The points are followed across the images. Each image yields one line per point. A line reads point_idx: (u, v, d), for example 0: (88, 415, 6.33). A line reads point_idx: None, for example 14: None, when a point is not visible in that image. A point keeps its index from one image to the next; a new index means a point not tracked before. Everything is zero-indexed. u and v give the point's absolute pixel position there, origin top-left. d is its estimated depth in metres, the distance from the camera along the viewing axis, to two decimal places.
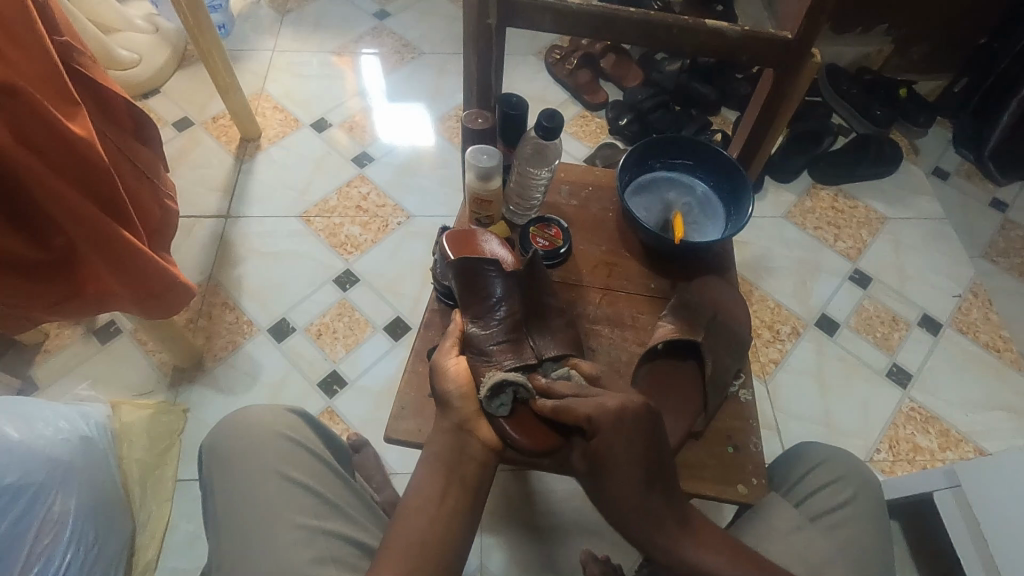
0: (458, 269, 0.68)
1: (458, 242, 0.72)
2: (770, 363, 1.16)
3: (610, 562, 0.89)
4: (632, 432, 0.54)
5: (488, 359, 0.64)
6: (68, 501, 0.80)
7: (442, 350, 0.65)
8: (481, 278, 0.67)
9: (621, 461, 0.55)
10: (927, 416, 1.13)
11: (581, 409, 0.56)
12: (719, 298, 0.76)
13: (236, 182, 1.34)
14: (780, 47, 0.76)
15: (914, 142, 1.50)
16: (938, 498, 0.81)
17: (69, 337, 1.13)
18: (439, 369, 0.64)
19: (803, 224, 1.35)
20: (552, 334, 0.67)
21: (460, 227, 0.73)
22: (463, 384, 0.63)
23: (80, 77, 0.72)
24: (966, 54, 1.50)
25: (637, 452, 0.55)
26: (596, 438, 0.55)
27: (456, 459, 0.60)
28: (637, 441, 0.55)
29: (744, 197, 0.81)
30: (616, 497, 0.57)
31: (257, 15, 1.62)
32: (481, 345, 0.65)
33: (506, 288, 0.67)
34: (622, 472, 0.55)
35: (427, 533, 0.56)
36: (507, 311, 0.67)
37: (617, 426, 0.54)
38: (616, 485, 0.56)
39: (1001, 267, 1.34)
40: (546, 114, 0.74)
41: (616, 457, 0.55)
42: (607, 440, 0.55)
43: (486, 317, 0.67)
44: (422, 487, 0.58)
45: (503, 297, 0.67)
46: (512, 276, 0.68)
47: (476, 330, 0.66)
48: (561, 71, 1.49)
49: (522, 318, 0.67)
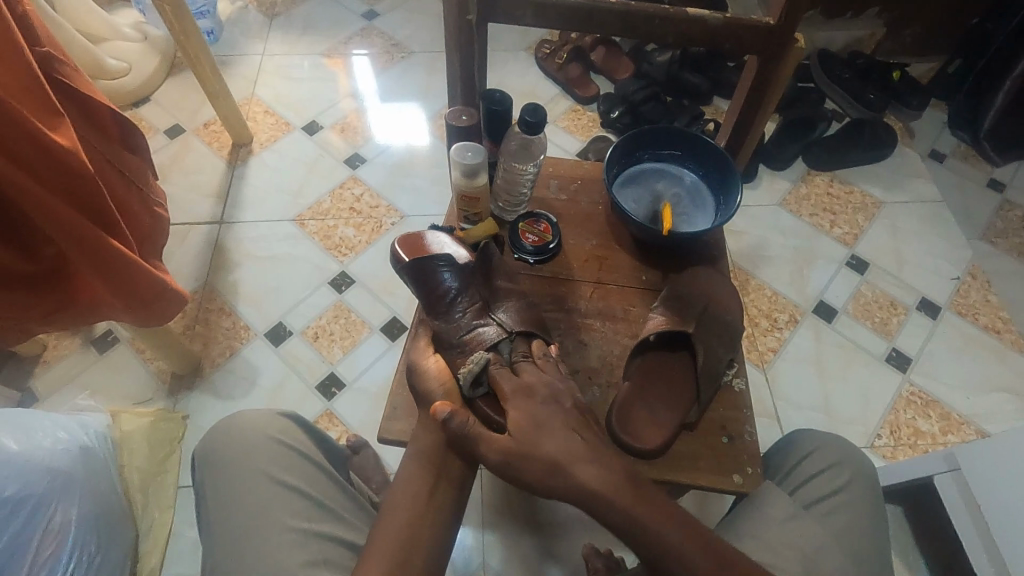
0: (412, 270, 0.70)
1: (409, 245, 0.73)
2: (768, 351, 1.16)
3: (611, 555, 0.91)
4: (543, 399, 0.59)
5: (461, 349, 0.65)
6: (69, 511, 0.80)
7: (420, 351, 0.67)
8: (433, 275, 0.69)
9: (537, 420, 0.57)
10: (927, 401, 1.12)
11: (501, 385, 0.61)
12: (711, 289, 0.76)
13: (230, 187, 1.34)
14: (764, 33, 0.75)
15: (909, 125, 1.49)
16: (939, 483, 0.80)
17: (67, 348, 1.13)
18: (418, 369, 0.65)
19: (799, 211, 1.34)
20: (513, 309, 0.69)
21: (410, 231, 0.74)
22: (445, 382, 0.64)
23: (63, 87, 0.72)
24: (960, 35, 1.48)
25: (551, 411, 0.58)
26: (512, 408, 0.58)
27: (443, 458, 0.60)
28: (545, 407, 0.58)
29: (733, 186, 0.81)
30: (542, 463, 0.55)
31: (246, 19, 1.62)
32: (449, 338, 0.66)
33: (460, 280, 0.69)
34: (538, 431, 0.56)
35: (413, 533, 0.56)
36: (468, 302, 0.68)
37: (524, 395, 0.59)
38: (548, 451, 0.55)
39: (1000, 248, 1.33)
40: (529, 108, 0.73)
41: (533, 420, 0.57)
42: (517, 406, 0.58)
43: (450, 312, 0.68)
44: (415, 486, 0.59)
45: (460, 288, 0.69)
46: (462, 267, 0.70)
47: (442, 326, 0.67)
48: (551, 66, 1.48)
49: (484, 304, 0.69)
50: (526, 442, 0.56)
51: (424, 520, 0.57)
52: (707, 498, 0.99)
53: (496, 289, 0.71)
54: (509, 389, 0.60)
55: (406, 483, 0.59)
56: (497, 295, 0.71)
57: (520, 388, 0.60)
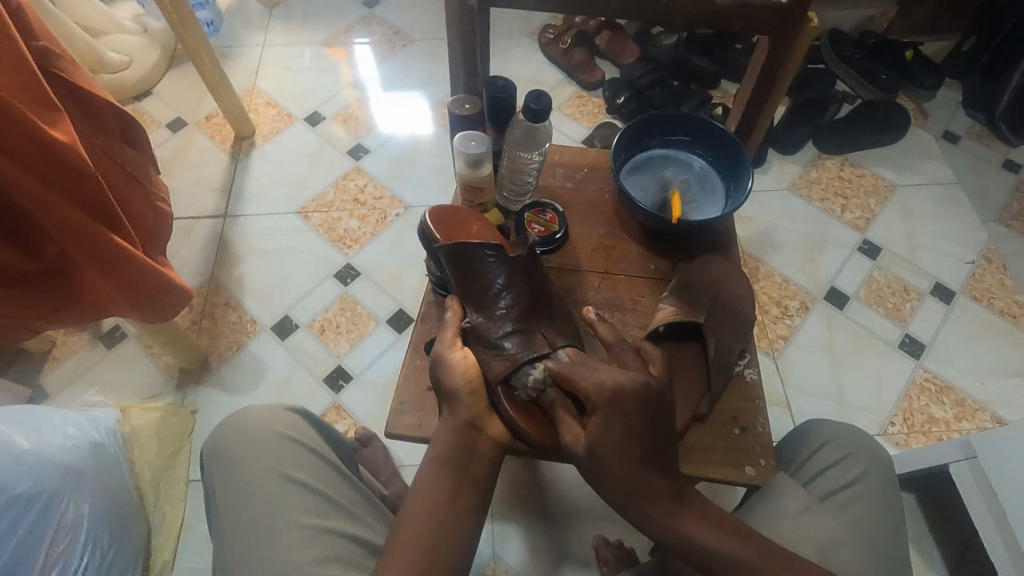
0: (458, 254, 0.67)
1: (448, 223, 0.70)
2: (779, 339, 1.14)
3: (622, 545, 0.92)
4: (634, 410, 0.54)
5: (499, 353, 0.63)
6: (82, 506, 0.80)
7: (447, 342, 0.64)
8: (481, 264, 0.67)
9: (618, 447, 0.54)
10: (941, 387, 1.11)
11: (583, 384, 0.56)
12: (722, 277, 0.75)
13: (233, 180, 1.33)
14: (774, 12, 0.73)
15: (922, 106, 1.46)
16: (955, 471, 0.79)
17: (75, 344, 1.13)
18: (446, 364, 0.63)
19: (809, 196, 1.32)
20: (558, 326, 0.67)
21: (447, 205, 0.72)
22: (473, 381, 0.62)
23: (60, 82, 0.70)
24: (974, 13, 1.45)
25: (637, 428, 0.54)
26: (595, 416, 0.55)
27: (465, 456, 0.59)
28: (640, 417, 0.54)
29: (744, 172, 0.79)
30: (616, 483, 0.55)
31: (245, 10, 1.60)
32: (488, 334, 0.65)
33: (508, 277, 0.67)
34: (620, 448, 0.54)
35: (440, 532, 0.56)
36: (513, 300, 0.67)
37: (615, 402, 0.54)
38: (616, 473, 0.54)
39: (1015, 231, 1.30)
40: (532, 96, 0.71)
41: (616, 438, 0.54)
42: (602, 420, 0.54)
43: (492, 307, 0.67)
44: (438, 486, 0.58)
45: (505, 284, 0.67)
46: (512, 263, 0.68)
47: (482, 321, 0.66)
48: (555, 51, 1.46)
49: (528, 305, 0.67)
50: (598, 459, 0.55)
51: (452, 519, 0.57)
52: (719, 489, 0.98)
53: (540, 292, 0.68)
54: (592, 395, 0.55)
55: (427, 483, 0.58)
56: (541, 298, 0.68)
57: (608, 393, 0.54)
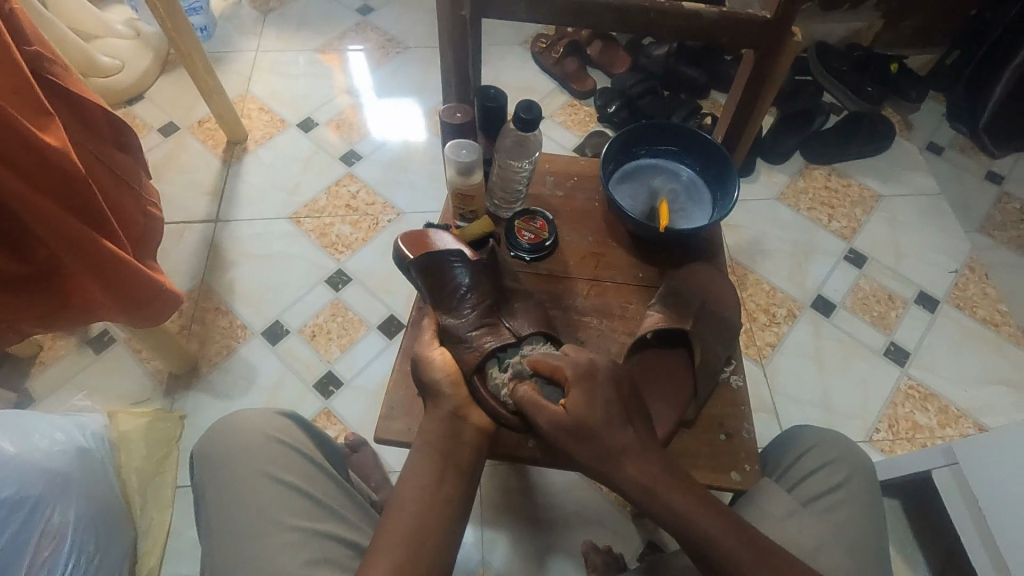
0: (425, 264, 0.68)
1: (412, 241, 0.71)
2: (767, 346, 1.16)
3: (611, 551, 0.92)
4: (607, 381, 0.59)
5: (467, 345, 0.65)
6: (67, 512, 0.80)
7: (424, 343, 0.66)
8: (447, 270, 0.68)
9: (601, 411, 0.57)
10: (925, 394, 1.12)
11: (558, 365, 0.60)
12: (710, 285, 0.76)
13: (225, 185, 1.33)
14: (761, 26, 0.74)
15: (906, 118, 1.49)
16: (938, 477, 0.80)
17: (63, 348, 1.13)
18: (424, 361, 0.64)
19: (796, 205, 1.34)
20: (520, 314, 0.69)
21: (416, 228, 0.72)
22: (452, 373, 0.63)
23: (52, 87, 0.71)
24: (957, 27, 1.48)
25: (613, 398, 0.58)
26: (572, 390, 0.58)
27: (452, 446, 0.60)
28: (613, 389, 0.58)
29: (730, 182, 0.80)
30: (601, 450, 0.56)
31: (240, 15, 1.60)
32: (457, 332, 0.66)
33: (472, 277, 0.68)
34: (602, 415, 0.57)
35: (429, 525, 0.55)
36: (478, 299, 0.68)
37: (587, 375, 0.58)
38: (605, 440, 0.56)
39: (998, 241, 1.32)
40: (523, 105, 0.72)
41: (595, 409, 0.57)
42: (580, 394, 0.57)
43: (460, 307, 0.68)
44: (426, 479, 0.57)
45: (471, 285, 0.68)
46: (475, 264, 0.70)
47: (451, 320, 0.67)
48: (548, 60, 1.47)
49: (493, 301, 0.69)
50: (585, 429, 0.56)
51: (439, 513, 0.56)
52: None
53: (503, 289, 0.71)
54: (569, 370, 0.59)
55: (415, 474, 0.58)
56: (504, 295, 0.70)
57: (581, 369, 0.59)
